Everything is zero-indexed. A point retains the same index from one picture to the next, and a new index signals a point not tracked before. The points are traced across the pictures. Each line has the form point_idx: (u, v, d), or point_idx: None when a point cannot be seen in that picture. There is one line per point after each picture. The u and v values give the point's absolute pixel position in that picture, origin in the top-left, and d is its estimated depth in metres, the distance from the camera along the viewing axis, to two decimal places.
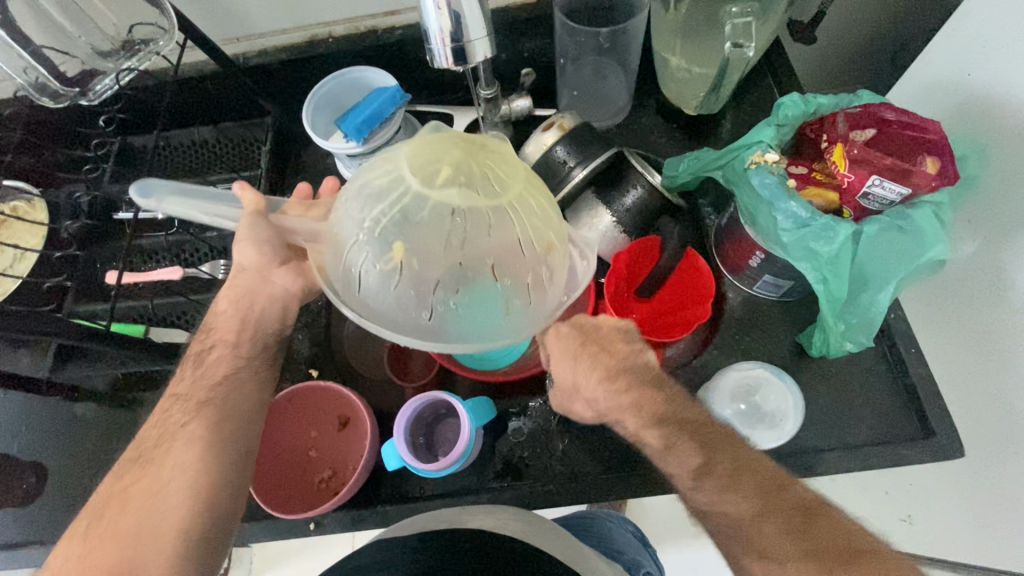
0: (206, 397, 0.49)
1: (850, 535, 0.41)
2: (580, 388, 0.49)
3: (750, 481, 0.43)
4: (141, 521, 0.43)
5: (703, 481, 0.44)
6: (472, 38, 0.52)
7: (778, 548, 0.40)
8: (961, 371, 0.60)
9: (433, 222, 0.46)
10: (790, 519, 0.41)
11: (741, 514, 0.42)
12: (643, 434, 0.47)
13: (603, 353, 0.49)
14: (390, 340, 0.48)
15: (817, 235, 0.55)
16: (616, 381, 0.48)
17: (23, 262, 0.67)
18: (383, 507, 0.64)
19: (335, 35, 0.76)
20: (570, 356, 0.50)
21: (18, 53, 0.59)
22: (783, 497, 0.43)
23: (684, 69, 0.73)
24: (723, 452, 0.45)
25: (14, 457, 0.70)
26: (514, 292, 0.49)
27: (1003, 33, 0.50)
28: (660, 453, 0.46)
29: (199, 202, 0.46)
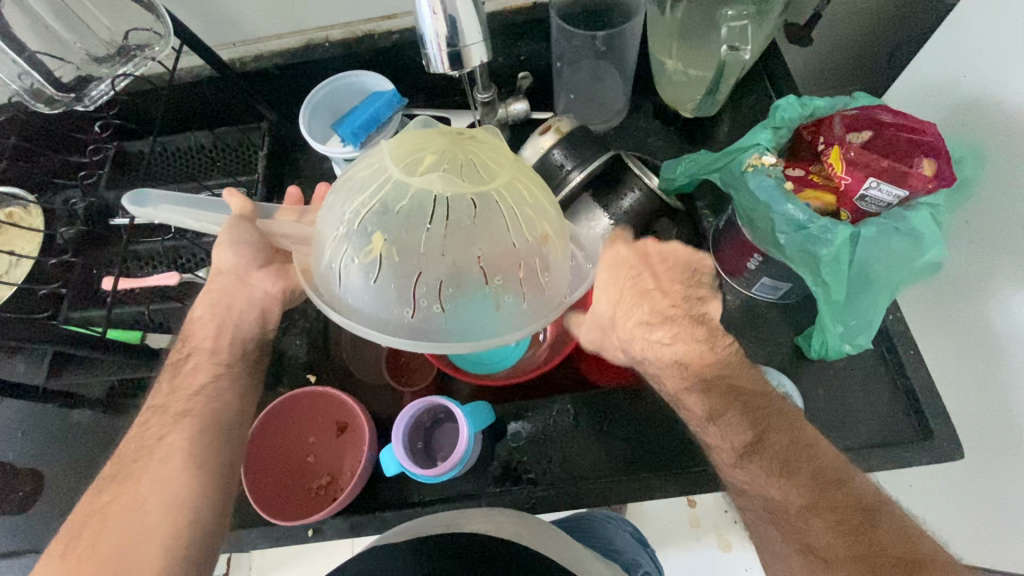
0: (183, 408, 0.50)
1: (905, 541, 0.41)
2: (618, 322, 0.46)
3: (805, 471, 0.44)
4: (123, 535, 0.44)
5: (751, 459, 0.45)
6: (468, 43, 0.52)
7: (821, 542, 0.42)
8: (962, 373, 0.60)
9: (417, 211, 0.47)
10: (843, 518, 0.42)
11: (789, 503, 0.44)
12: (683, 399, 0.47)
13: (657, 292, 0.44)
14: (375, 335, 0.46)
15: (815, 238, 0.54)
16: (662, 327, 0.43)
17: (17, 268, 0.67)
18: (382, 513, 0.64)
19: (331, 40, 0.76)
20: (615, 288, 0.45)
21: (11, 58, 0.58)
22: (840, 493, 0.43)
23: (681, 72, 0.73)
24: (778, 432, 0.45)
25: (9, 465, 0.69)
26: (502, 281, 0.49)
27: (1000, 35, 0.50)
28: (701, 420, 0.47)
29: (188, 210, 0.50)
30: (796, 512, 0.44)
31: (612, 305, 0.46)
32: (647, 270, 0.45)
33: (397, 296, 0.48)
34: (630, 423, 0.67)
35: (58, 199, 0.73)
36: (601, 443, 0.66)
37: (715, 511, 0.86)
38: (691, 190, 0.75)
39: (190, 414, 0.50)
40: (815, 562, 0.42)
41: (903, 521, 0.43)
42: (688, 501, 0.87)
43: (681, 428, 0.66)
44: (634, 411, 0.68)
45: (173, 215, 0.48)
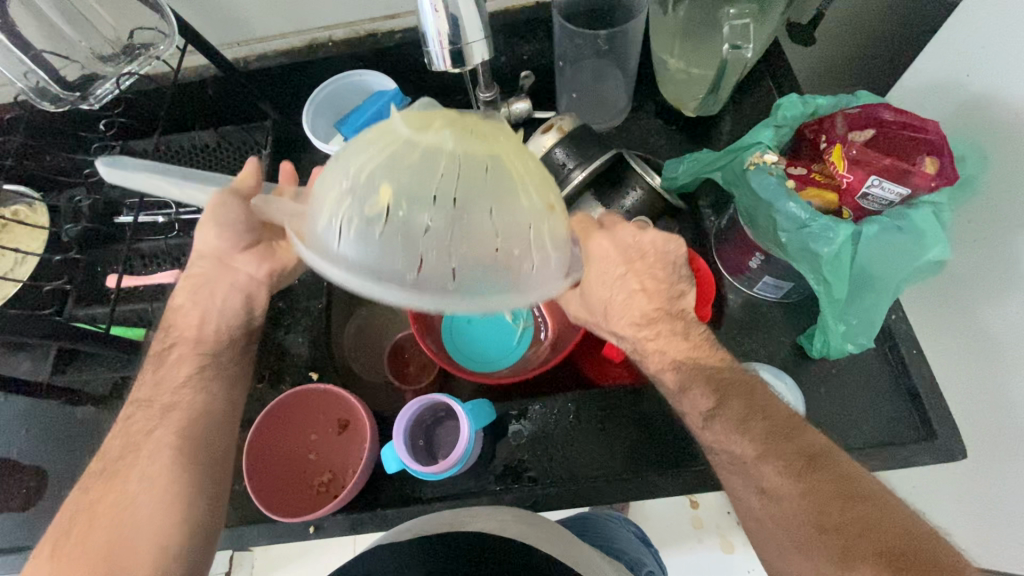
0: (170, 400, 0.51)
1: (852, 480, 0.42)
2: (610, 318, 0.50)
3: (760, 426, 0.45)
4: (113, 533, 0.44)
5: (715, 422, 0.47)
6: (469, 41, 0.52)
7: (772, 483, 0.43)
8: (963, 373, 0.60)
9: (427, 165, 0.41)
10: (792, 461, 0.43)
11: (744, 454, 0.45)
12: (662, 376, 0.50)
13: (641, 295, 0.48)
14: (376, 291, 0.39)
15: (817, 235, 0.54)
16: (648, 326, 0.49)
17: (24, 265, 0.66)
18: (383, 511, 0.64)
19: (334, 39, 0.77)
20: (604, 285, 0.48)
21: (18, 57, 0.59)
22: (791, 441, 0.44)
23: (683, 71, 0.74)
24: (736, 398, 0.47)
25: (14, 462, 0.70)
26: (518, 248, 0.42)
27: (1005, 32, 0.50)
28: (672, 393, 0.50)
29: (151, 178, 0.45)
30: (750, 459, 0.45)
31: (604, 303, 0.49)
32: (633, 269, 0.48)
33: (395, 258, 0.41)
34: (630, 421, 0.67)
35: (63, 197, 0.74)
36: (602, 441, 0.66)
37: (717, 512, 0.86)
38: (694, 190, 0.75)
39: (179, 413, 0.50)
40: (766, 503, 0.43)
41: (852, 465, 0.44)
42: (690, 502, 0.86)
43: (682, 427, 0.66)
44: (635, 409, 0.67)
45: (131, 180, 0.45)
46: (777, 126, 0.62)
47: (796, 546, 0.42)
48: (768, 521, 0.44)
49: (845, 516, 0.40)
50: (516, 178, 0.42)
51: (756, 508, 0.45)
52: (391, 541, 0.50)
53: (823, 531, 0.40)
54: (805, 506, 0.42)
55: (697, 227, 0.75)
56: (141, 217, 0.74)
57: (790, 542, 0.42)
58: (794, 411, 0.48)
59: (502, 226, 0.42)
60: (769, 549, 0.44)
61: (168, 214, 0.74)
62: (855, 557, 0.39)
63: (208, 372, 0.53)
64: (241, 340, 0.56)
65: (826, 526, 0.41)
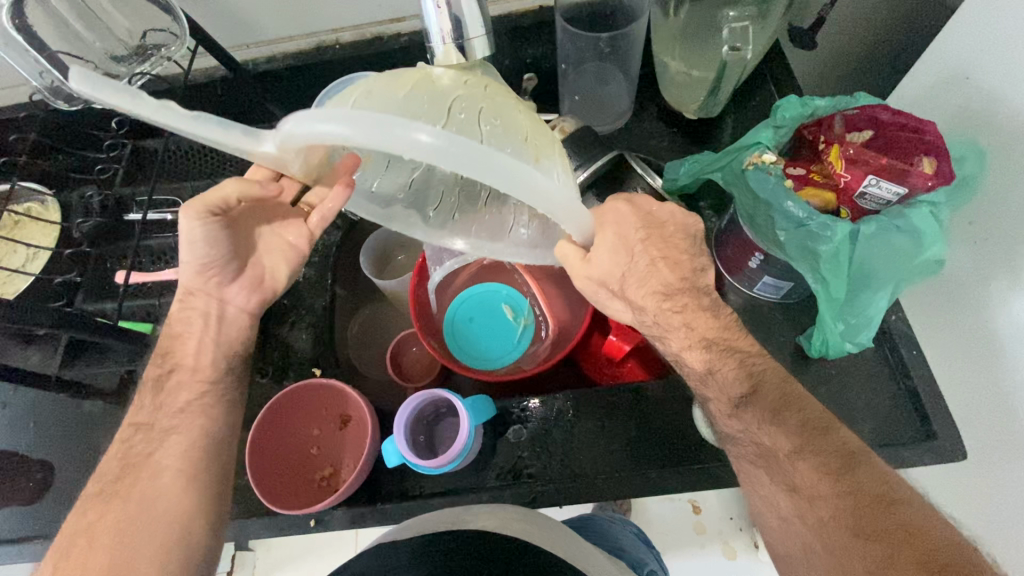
0: (168, 425, 0.52)
1: (888, 484, 0.42)
2: (631, 288, 0.47)
3: (795, 419, 0.46)
4: (113, 551, 0.46)
5: (745, 409, 0.48)
6: (471, 36, 0.53)
7: (805, 482, 0.44)
8: (962, 373, 0.60)
9: (449, 78, 0.46)
10: (830, 460, 0.44)
11: (778, 446, 0.46)
12: (686, 356, 0.50)
13: (664, 265, 0.48)
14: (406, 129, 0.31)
15: (816, 234, 0.54)
16: (671, 299, 0.48)
17: (35, 261, 0.70)
18: (382, 505, 0.64)
19: (342, 42, 0.78)
20: (624, 250, 0.46)
21: (33, 57, 0.60)
22: (827, 439, 0.45)
23: (684, 73, 0.74)
24: (770, 384, 0.48)
25: (20, 455, 0.71)
26: (538, 142, 0.44)
27: (1001, 34, 0.50)
28: (702, 376, 0.50)
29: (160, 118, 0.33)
30: (785, 455, 0.45)
31: (621, 266, 0.46)
32: (654, 238, 0.48)
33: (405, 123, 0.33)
34: (630, 418, 0.67)
35: (75, 194, 0.77)
36: (602, 438, 0.66)
37: (720, 518, 0.85)
38: (693, 192, 0.76)
39: (180, 418, 0.53)
40: (800, 503, 0.44)
41: (887, 468, 0.44)
42: (692, 505, 0.87)
43: (682, 425, 0.66)
44: (635, 406, 0.68)
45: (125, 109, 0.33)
46: (776, 127, 0.61)
47: (826, 549, 0.42)
48: (800, 521, 0.44)
49: (885, 520, 0.40)
50: (522, 112, 0.45)
51: (783, 508, 0.45)
52: (393, 540, 0.50)
53: (861, 538, 0.41)
54: (839, 508, 0.42)
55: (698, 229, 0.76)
56: (149, 215, 0.74)
57: (822, 547, 0.42)
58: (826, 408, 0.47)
59: (516, 137, 0.43)
60: (789, 545, 0.45)
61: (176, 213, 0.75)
62: (896, 564, 0.39)
63: (210, 375, 0.55)
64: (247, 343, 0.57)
65: (863, 532, 0.41)
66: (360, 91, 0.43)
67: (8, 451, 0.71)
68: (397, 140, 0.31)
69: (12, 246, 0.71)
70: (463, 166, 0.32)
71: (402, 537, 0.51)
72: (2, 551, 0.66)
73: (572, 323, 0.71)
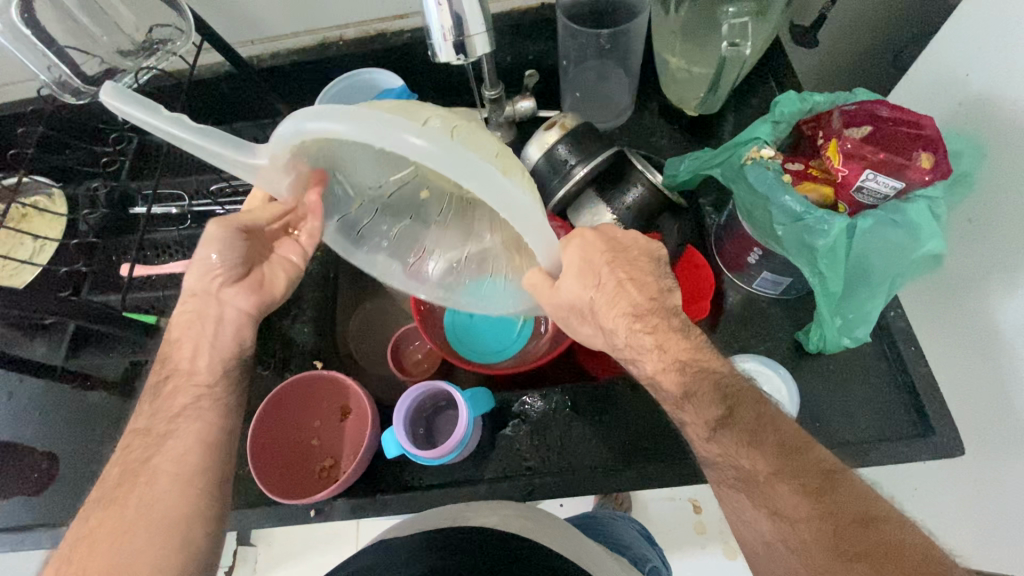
0: (166, 429, 0.50)
1: (867, 501, 0.41)
2: (601, 311, 0.46)
3: (771, 441, 0.43)
4: (113, 551, 0.44)
5: (724, 433, 0.44)
6: (471, 33, 0.53)
7: (788, 505, 0.41)
8: (962, 370, 0.60)
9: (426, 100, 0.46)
10: (810, 480, 0.42)
11: (758, 470, 0.43)
12: (661, 380, 0.46)
13: (631, 286, 0.46)
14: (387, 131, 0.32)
15: (813, 228, 0.55)
16: (642, 320, 0.46)
17: (42, 253, 0.72)
18: (382, 496, 0.65)
19: (345, 38, 0.79)
20: (590, 274, 0.46)
21: (42, 51, 0.62)
22: (802, 459, 0.43)
23: (684, 69, 0.75)
24: (747, 406, 0.45)
25: (26, 445, 0.72)
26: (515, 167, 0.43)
27: (998, 32, 0.50)
28: (678, 401, 0.46)
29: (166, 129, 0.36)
30: (764, 478, 0.42)
31: (590, 290, 0.46)
32: (620, 260, 0.48)
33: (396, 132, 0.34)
34: (628, 413, 0.67)
35: (82, 188, 0.79)
36: (599, 432, 0.67)
37: (719, 518, 0.85)
38: (693, 188, 0.76)
39: (176, 418, 0.50)
40: (783, 527, 0.41)
41: (864, 486, 0.42)
42: (692, 504, 0.87)
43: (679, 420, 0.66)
44: (633, 401, 0.68)
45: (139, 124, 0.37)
46: (774, 122, 0.63)
47: (811, 570, 0.39)
48: (783, 544, 0.41)
49: (868, 540, 0.39)
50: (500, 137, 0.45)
51: (766, 532, 0.42)
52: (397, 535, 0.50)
53: (844, 559, 0.38)
54: (821, 530, 0.40)
55: (697, 224, 0.76)
56: (154, 209, 0.75)
57: (805, 569, 0.39)
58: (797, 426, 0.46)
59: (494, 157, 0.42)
60: (776, 568, 0.41)
61: (180, 207, 0.76)
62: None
63: (208, 376, 0.52)
64: (243, 347, 0.54)
65: (845, 552, 0.39)
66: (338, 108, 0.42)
67: (14, 440, 0.72)
68: (387, 138, 0.32)
69: (21, 238, 0.73)
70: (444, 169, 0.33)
71: (403, 534, 0.51)
72: (7, 538, 0.67)
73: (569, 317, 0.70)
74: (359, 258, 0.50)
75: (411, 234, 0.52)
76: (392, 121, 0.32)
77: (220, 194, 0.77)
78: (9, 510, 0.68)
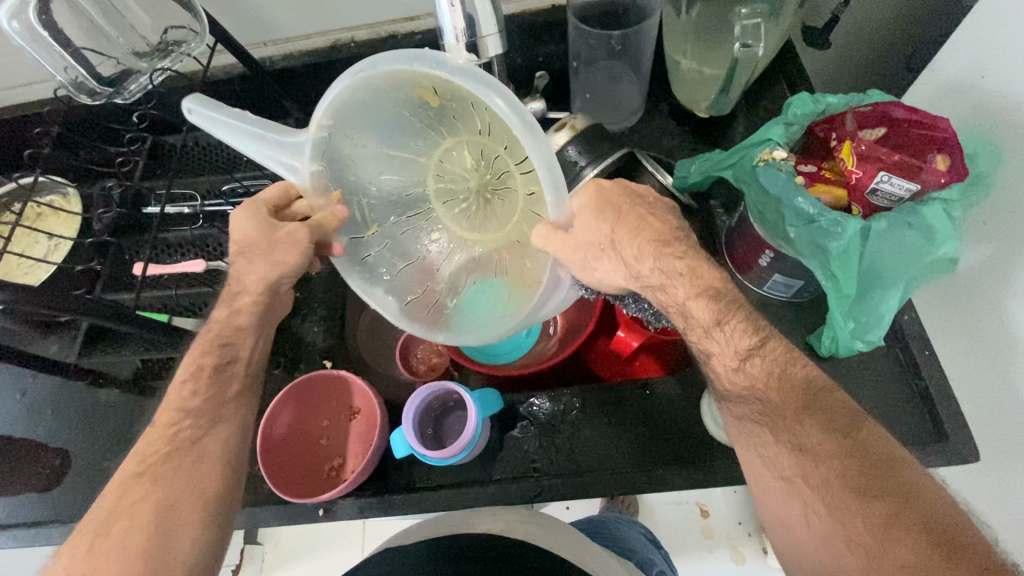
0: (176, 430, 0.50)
1: (891, 444, 0.41)
2: (622, 242, 0.43)
3: (800, 374, 0.44)
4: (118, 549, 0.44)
5: (752, 362, 0.44)
6: (483, 34, 0.54)
7: (815, 441, 0.41)
8: (974, 373, 0.59)
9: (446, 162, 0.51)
10: (836, 418, 0.42)
11: (786, 405, 0.43)
12: (693, 308, 0.44)
13: (652, 218, 0.45)
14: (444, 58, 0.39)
15: (827, 230, 0.55)
16: (670, 246, 0.44)
17: (57, 251, 0.73)
18: (390, 496, 0.65)
19: (357, 40, 0.79)
20: (607, 209, 0.44)
21: (58, 53, 0.62)
22: (828, 398, 0.43)
23: (695, 71, 0.74)
24: (777, 339, 0.45)
25: (39, 441, 0.73)
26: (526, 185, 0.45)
27: (1012, 34, 0.50)
28: (708, 328, 0.44)
29: (227, 119, 0.44)
30: (793, 414, 0.42)
31: (608, 223, 0.43)
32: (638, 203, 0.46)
33: (428, 82, 0.42)
34: (637, 417, 0.67)
35: (95, 187, 0.80)
36: (609, 434, 0.67)
37: (729, 522, 0.85)
38: (704, 190, 0.75)
39: (188, 411, 0.51)
40: (806, 463, 0.41)
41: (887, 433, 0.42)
42: (700, 510, 0.86)
43: (689, 422, 0.66)
44: (644, 404, 0.68)
45: (209, 126, 0.44)
46: (787, 124, 0.62)
47: (829, 509, 0.39)
48: (803, 482, 0.41)
49: (891, 481, 0.39)
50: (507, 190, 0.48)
51: (784, 466, 0.42)
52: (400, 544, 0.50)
53: (861, 496, 0.39)
54: (846, 468, 0.40)
55: (707, 226, 0.76)
56: (167, 208, 0.76)
57: (824, 507, 0.40)
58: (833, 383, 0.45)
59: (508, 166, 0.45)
60: (789, 508, 0.42)
61: (193, 207, 0.75)
62: (898, 526, 0.37)
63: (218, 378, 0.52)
64: (253, 346, 0.54)
65: (867, 491, 0.39)
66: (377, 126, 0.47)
67: (28, 437, 0.73)
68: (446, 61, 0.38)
69: (36, 237, 0.74)
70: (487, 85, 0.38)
71: (411, 540, 0.51)
72: (21, 534, 0.68)
73: (581, 319, 0.71)
74: (355, 282, 0.48)
75: (420, 266, 0.50)
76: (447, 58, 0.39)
77: (233, 194, 0.79)
78: (24, 506, 0.69)
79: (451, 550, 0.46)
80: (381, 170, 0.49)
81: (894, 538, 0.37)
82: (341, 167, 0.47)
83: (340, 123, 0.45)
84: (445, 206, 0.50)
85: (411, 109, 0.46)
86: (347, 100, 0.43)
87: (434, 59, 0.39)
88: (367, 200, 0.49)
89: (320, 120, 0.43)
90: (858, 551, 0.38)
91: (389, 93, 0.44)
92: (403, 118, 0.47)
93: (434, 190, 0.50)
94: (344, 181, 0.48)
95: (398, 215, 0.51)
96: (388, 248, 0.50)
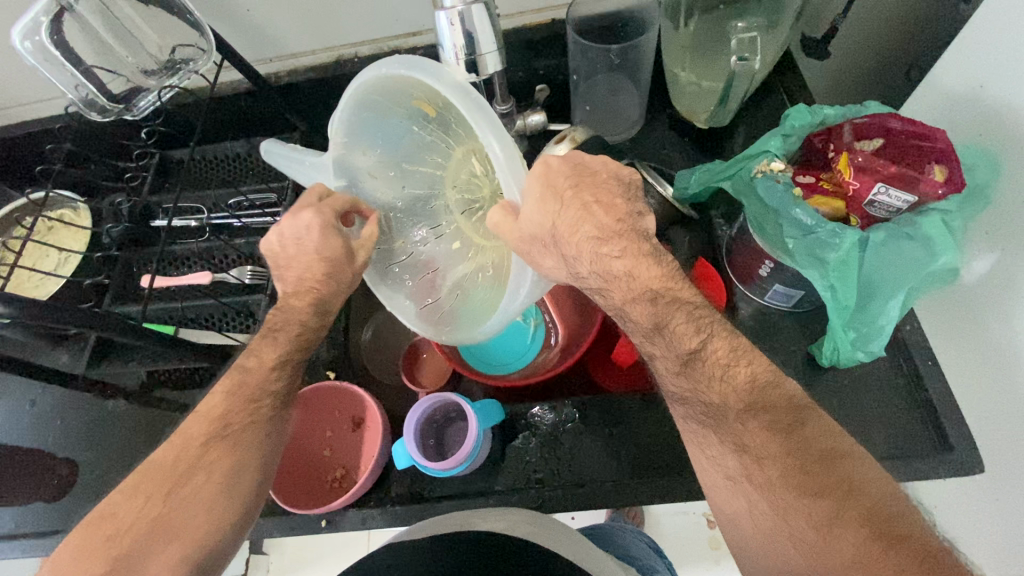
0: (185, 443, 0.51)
1: (835, 438, 0.40)
2: (563, 240, 0.41)
3: (743, 374, 0.42)
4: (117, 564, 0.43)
5: (740, 371, 0.42)
6: (483, 52, 0.54)
7: (756, 442, 0.41)
8: (975, 382, 0.59)
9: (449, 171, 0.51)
10: (779, 417, 0.41)
11: (728, 406, 0.42)
12: (630, 311, 0.44)
13: (598, 207, 0.42)
14: (431, 65, 0.40)
15: (824, 243, 0.55)
16: (608, 244, 0.42)
17: (67, 264, 0.74)
18: (391, 507, 0.65)
19: (360, 54, 0.81)
20: (552, 197, 0.41)
21: (70, 71, 0.64)
22: (774, 393, 0.42)
23: (694, 83, 0.75)
24: (721, 338, 0.43)
25: (48, 451, 0.74)
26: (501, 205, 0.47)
27: (1011, 45, 0.49)
28: (649, 332, 0.44)
29: (289, 152, 0.52)
30: (735, 414, 0.42)
31: (551, 215, 0.41)
32: (585, 186, 0.43)
33: (418, 92, 0.44)
34: (637, 426, 0.67)
35: (105, 201, 0.81)
36: (607, 444, 0.67)
37: None
38: (704, 200, 0.76)
39: None
40: (748, 463, 0.40)
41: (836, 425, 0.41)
42: (706, 519, 0.85)
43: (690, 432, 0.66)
44: (643, 414, 0.68)
45: (276, 163, 0.53)
46: (784, 136, 0.62)
47: (772, 507, 0.39)
48: (748, 481, 0.40)
49: (831, 476, 0.38)
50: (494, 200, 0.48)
51: (730, 467, 0.42)
52: (406, 539, 0.50)
53: (807, 494, 0.38)
54: (785, 468, 0.39)
55: (708, 236, 0.76)
56: (174, 221, 0.77)
57: (765, 505, 0.39)
58: (808, 398, 0.42)
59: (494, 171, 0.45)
60: (736, 506, 0.41)
61: (200, 220, 0.77)
62: (840, 522, 0.37)
63: None
64: None
65: (808, 489, 0.38)
66: (384, 123, 0.48)
67: (37, 446, 0.74)
68: (430, 69, 0.40)
69: (47, 249, 0.76)
70: (464, 92, 0.39)
71: (413, 537, 0.51)
72: (28, 543, 0.69)
73: (581, 329, 0.71)
74: (380, 290, 0.50)
75: (433, 277, 0.51)
76: (430, 65, 0.40)
77: (239, 207, 0.80)
78: (32, 516, 0.70)
79: (454, 545, 0.46)
80: (405, 185, 0.51)
81: (835, 533, 0.37)
82: (365, 184, 0.50)
83: (354, 143, 0.48)
84: (465, 217, 0.51)
85: (417, 125, 0.48)
86: (355, 120, 0.46)
87: (411, 63, 0.40)
88: (395, 215, 0.52)
89: (335, 138, 0.47)
90: (801, 546, 0.37)
91: (394, 112, 0.48)
92: (409, 122, 0.48)
93: (454, 202, 0.51)
94: (369, 198, 0.51)
95: (419, 225, 0.52)
96: (411, 258, 0.52)
